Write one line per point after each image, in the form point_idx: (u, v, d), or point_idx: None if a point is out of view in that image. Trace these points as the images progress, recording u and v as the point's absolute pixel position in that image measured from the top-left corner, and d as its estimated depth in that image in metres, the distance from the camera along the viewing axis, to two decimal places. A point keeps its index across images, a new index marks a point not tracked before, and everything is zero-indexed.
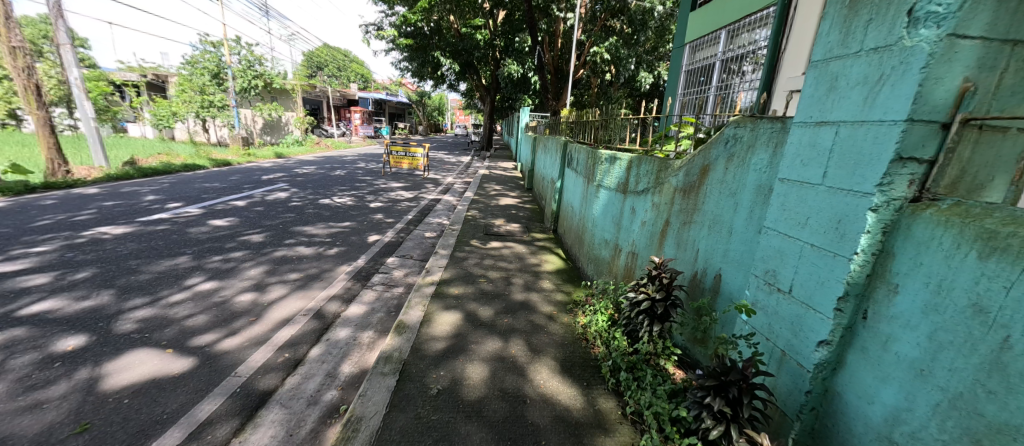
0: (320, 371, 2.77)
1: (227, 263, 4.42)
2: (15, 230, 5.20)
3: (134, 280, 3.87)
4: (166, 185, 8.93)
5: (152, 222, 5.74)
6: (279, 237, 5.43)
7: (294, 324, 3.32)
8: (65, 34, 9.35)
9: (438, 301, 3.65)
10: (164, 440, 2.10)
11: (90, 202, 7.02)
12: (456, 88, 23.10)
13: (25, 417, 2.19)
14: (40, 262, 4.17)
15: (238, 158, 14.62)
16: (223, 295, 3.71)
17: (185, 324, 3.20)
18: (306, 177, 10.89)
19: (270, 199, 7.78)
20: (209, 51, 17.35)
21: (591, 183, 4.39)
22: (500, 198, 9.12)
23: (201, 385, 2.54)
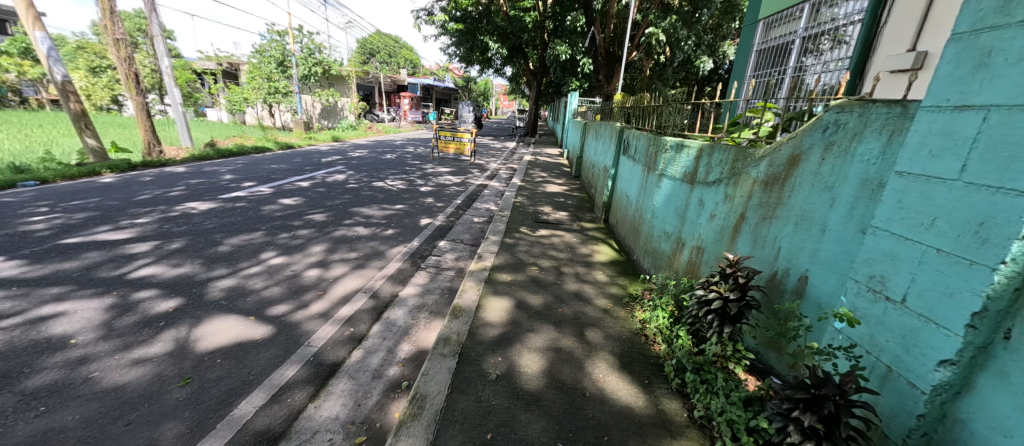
0: (381, 348, 2.89)
1: (294, 240, 4.71)
2: (121, 203, 5.90)
3: (217, 251, 4.24)
4: (241, 165, 9.72)
5: (231, 199, 6.26)
6: (339, 217, 5.72)
7: (356, 302, 3.48)
8: (157, 27, 10.31)
9: (489, 287, 3.67)
10: (249, 400, 2.29)
11: (179, 179, 7.80)
12: (501, 73, 22.87)
13: (137, 369, 2.48)
14: (142, 232, 4.69)
15: (300, 141, 15.61)
16: (293, 269, 3.98)
17: (261, 295, 3.45)
18: (360, 160, 11.39)
19: (329, 180, 8.21)
20: (275, 40, 18.30)
21: (650, 172, 4.19)
22: (546, 185, 8.99)
23: (279, 351, 2.73)
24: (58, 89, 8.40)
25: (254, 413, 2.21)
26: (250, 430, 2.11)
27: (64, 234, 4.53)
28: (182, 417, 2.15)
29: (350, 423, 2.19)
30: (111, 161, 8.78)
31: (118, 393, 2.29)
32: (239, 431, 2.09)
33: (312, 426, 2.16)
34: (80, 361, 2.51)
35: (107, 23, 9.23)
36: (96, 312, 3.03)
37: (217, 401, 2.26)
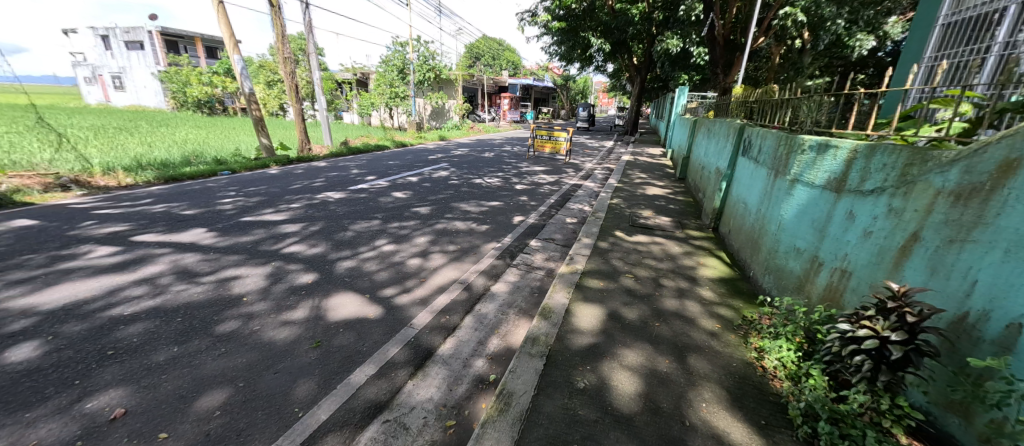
0: (472, 339, 2.97)
1: (403, 230, 5.14)
2: (280, 190, 7.15)
3: (343, 235, 4.84)
4: (365, 161, 11.06)
5: (356, 190, 7.14)
6: (441, 211, 6.11)
7: (452, 292, 3.65)
8: (313, 45, 12.23)
9: (580, 292, 3.53)
10: (362, 371, 2.52)
11: (320, 172, 9.18)
12: (603, 69, 22.13)
13: (286, 328, 2.92)
14: (293, 215, 5.59)
15: (412, 140, 17.19)
16: (400, 256, 4.34)
17: (374, 277, 3.82)
18: (462, 158, 12.07)
19: (435, 176, 8.85)
20: (397, 50, 20.45)
21: (779, 176, 3.57)
22: (646, 187, 8.41)
23: (387, 330, 2.98)
24: (245, 98, 10.49)
25: (366, 382, 2.43)
26: (361, 397, 2.32)
27: (244, 213, 5.61)
28: (311, 376, 2.45)
29: (443, 406, 2.29)
30: (277, 156, 10.73)
31: (271, 345, 2.73)
32: (354, 397, 2.31)
33: (411, 402, 2.31)
34: (246, 316, 3.05)
35: (279, 45, 11.28)
36: (258, 276, 3.72)
37: (337, 368, 2.54)
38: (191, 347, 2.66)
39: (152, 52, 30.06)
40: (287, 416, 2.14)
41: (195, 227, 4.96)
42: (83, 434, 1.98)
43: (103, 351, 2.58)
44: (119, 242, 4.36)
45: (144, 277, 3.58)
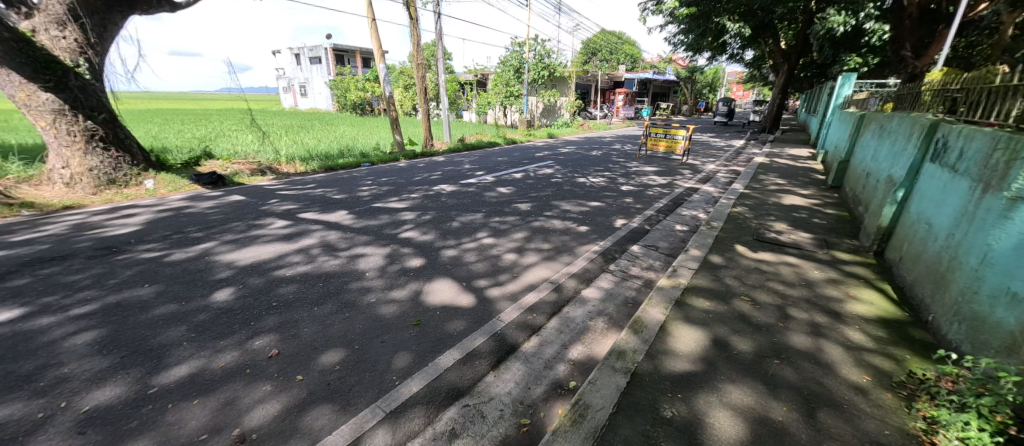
0: (555, 341, 2.74)
1: (503, 225, 5.24)
2: (405, 182, 7.99)
3: (451, 226, 5.03)
4: (477, 157, 11.72)
5: (466, 185, 7.59)
6: (540, 208, 6.09)
7: (539, 291, 3.45)
8: (441, 50, 13.36)
9: (681, 310, 3.15)
10: (449, 355, 2.36)
11: (438, 166, 10.05)
12: (739, 57, 19.52)
13: (394, 305, 2.81)
14: (414, 203, 6.07)
15: (523, 137, 17.69)
16: (497, 250, 4.35)
17: (471, 268, 3.78)
18: (569, 156, 11.96)
19: (539, 173, 8.90)
20: (515, 50, 21.17)
21: (990, 192, 2.64)
22: (782, 195, 7.14)
23: (474, 319, 2.82)
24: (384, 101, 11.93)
25: (453, 365, 2.28)
26: (445, 379, 2.17)
27: (375, 199, 6.35)
28: (409, 350, 2.34)
29: (520, 402, 2.11)
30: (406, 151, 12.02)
31: (380, 317, 2.64)
32: (438, 378, 2.17)
33: (491, 392, 2.14)
34: (359, 274, 3.23)
35: (414, 52, 12.61)
36: (380, 246, 3.96)
37: (429, 347, 2.41)
38: (327, 307, 2.67)
39: (326, 64, 36.99)
40: (384, 384, 2.05)
41: (340, 209, 5.72)
42: (248, 365, 2.10)
43: (263, 305, 2.67)
44: (289, 216, 5.26)
45: (313, 244, 4.02)
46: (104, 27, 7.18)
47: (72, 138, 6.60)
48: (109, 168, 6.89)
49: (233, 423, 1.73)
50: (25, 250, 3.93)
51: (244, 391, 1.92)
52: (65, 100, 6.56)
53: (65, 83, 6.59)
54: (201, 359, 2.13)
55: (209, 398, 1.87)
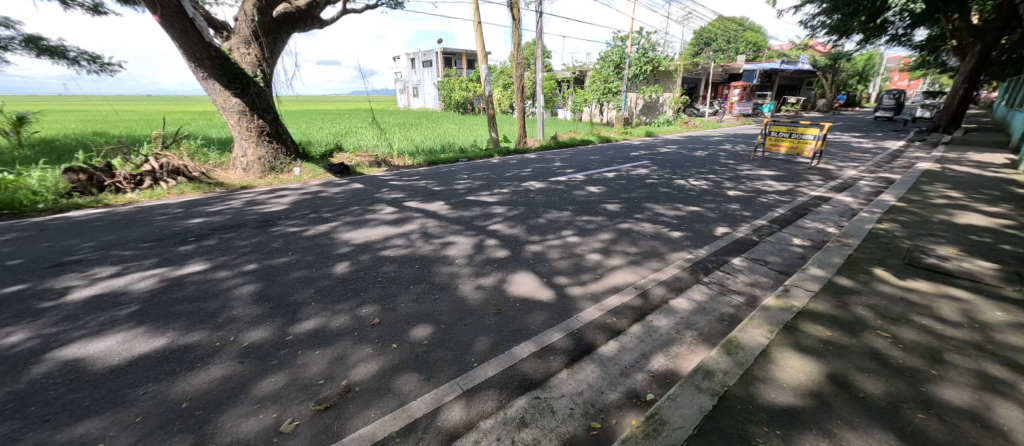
0: (636, 350, 2.21)
1: (589, 223, 4.77)
2: (497, 177, 8.20)
3: (538, 222, 4.77)
4: (569, 155, 11.59)
5: (555, 183, 7.49)
6: (630, 211, 5.39)
7: (625, 294, 2.83)
8: (541, 49, 13.56)
9: (789, 333, 2.41)
10: (525, 346, 2.10)
11: (529, 163, 10.16)
12: (902, 38, 16.01)
13: (478, 290, 2.78)
14: (502, 199, 6.23)
15: (618, 136, 17.04)
16: (579, 250, 3.79)
17: (554, 264, 3.36)
18: (668, 156, 11.13)
19: (633, 173, 8.37)
20: (617, 45, 20.45)
21: None
22: (955, 212, 5.64)
23: (552, 315, 2.46)
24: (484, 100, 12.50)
25: (527, 357, 2.02)
26: (519, 370, 1.92)
27: (469, 193, 6.76)
28: (488, 335, 2.19)
29: (591, 404, 1.75)
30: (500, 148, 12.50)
31: (467, 302, 2.60)
32: (512, 367, 1.92)
33: (564, 388, 1.83)
34: (448, 259, 3.45)
35: (514, 51, 13.06)
36: (469, 236, 4.18)
37: (506, 336, 2.19)
38: (421, 287, 2.83)
39: (435, 67, 40.16)
40: (462, 364, 1.93)
41: (438, 199, 6.24)
42: (357, 328, 2.26)
43: (372, 277, 2.99)
44: (397, 205, 5.92)
45: (415, 230, 4.44)
46: (275, 45, 8.87)
47: (249, 133, 8.28)
48: (272, 157, 8.49)
49: (340, 375, 1.85)
50: (217, 218, 5.05)
51: (350, 349, 2.05)
52: (247, 103, 8.22)
53: (248, 90, 8.25)
54: (325, 317, 2.38)
55: (327, 350, 2.05)
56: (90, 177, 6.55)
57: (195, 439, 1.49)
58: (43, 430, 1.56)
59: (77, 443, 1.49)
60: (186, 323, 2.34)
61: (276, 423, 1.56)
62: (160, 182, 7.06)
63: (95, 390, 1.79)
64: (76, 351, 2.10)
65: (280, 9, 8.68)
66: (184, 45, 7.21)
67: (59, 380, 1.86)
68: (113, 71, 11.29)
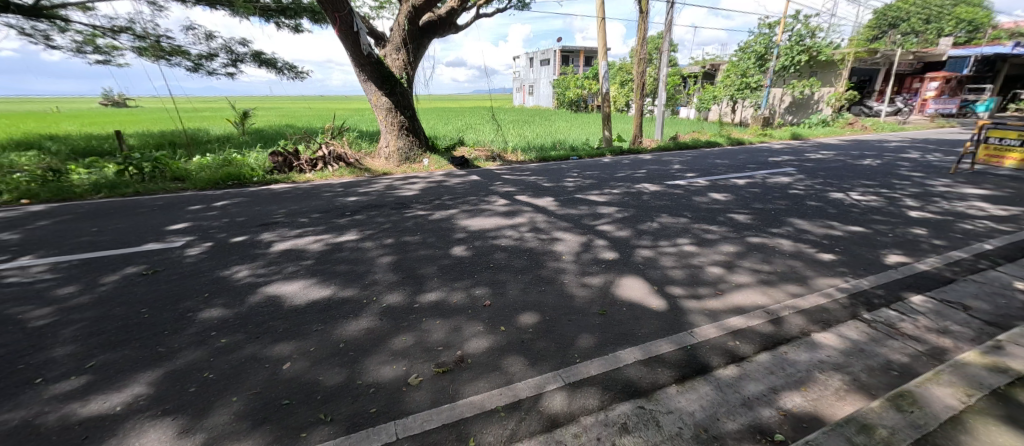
0: (762, 381, 1.83)
1: (710, 231, 4.27)
2: (608, 177, 7.95)
3: (650, 226, 4.49)
4: (691, 158, 10.64)
5: (673, 187, 6.94)
6: (765, 221, 4.71)
7: (754, 318, 2.42)
8: (668, 43, 12.70)
9: (1000, 402, 1.68)
10: (631, 351, 2.01)
11: (645, 164, 9.61)
12: None
13: (585, 288, 2.77)
14: (613, 200, 6.01)
15: (754, 138, 14.99)
16: (699, 260, 3.41)
17: (667, 273, 3.12)
18: (819, 163, 9.38)
19: (771, 181, 7.27)
20: (763, 34, 17.92)
21: None
22: None
23: (662, 325, 2.29)
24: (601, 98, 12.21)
25: (634, 362, 1.93)
26: (624, 373, 1.84)
27: (578, 191, 6.72)
28: (592, 334, 2.17)
29: (702, 428, 1.52)
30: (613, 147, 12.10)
31: (571, 299, 2.62)
32: (617, 370, 1.86)
33: (672, 404, 1.66)
34: (555, 254, 3.51)
35: (638, 47, 12.51)
36: (576, 234, 4.18)
37: (610, 339, 2.13)
38: (528, 277, 2.94)
39: (554, 66, 40.61)
40: (564, 358, 1.94)
41: (548, 195, 6.34)
42: (470, 307, 2.45)
43: (484, 262, 3.21)
44: (508, 198, 6.20)
45: (524, 223, 4.60)
46: (419, 51, 10.08)
47: (393, 127, 9.55)
48: (408, 149, 9.67)
49: (457, 345, 2.04)
50: (364, 198, 5.96)
51: (464, 323, 2.25)
52: (393, 102, 9.47)
53: (395, 90, 9.48)
54: (444, 292, 2.65)
55: (446, 321, 2.28)
56: (285, 160, 8.38)
57: (348, 373, 1.82)
58: (254, 343, 2.08)
59: (273, 358, 1.95)
60: (343, 281, 2.84)
61: (405, 375, 1.80)
62: (327, 165, 8.63)
63: (285, 321, 2.31)
64: (274, 289, 2.73)
65: (426, 18, 9.88)
66: (353, 53, 8.67)
67: (264, 309, 2.45)
68: (303, 76, 14.15)
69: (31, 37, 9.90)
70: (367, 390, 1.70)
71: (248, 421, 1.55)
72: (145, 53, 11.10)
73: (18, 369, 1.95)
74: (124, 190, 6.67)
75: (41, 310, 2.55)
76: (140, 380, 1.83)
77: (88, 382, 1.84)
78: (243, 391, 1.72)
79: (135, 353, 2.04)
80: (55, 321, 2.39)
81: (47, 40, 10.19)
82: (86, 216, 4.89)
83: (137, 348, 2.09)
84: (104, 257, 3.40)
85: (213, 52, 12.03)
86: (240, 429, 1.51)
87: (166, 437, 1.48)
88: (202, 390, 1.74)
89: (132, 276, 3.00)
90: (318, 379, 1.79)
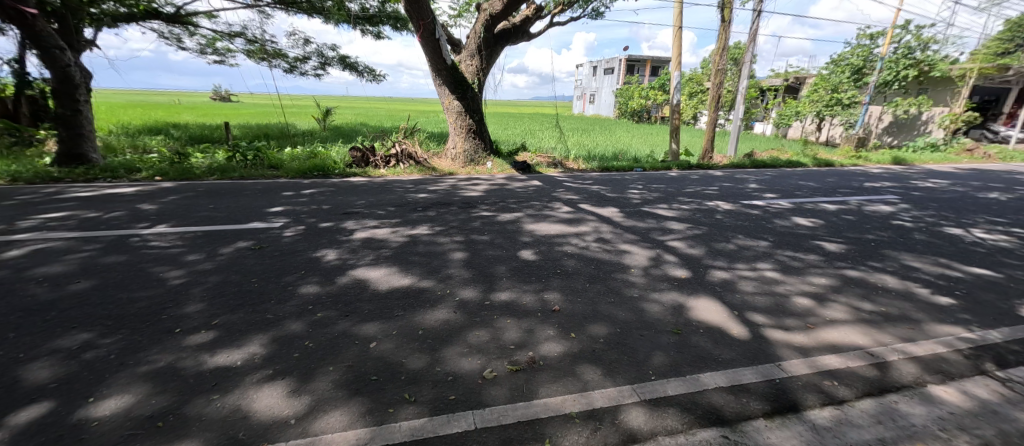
0: (868, 429, 1.64)
1: (796, 258, 3.93)
2: (676, 192, 7.62)
3: (727, 247, 4.22)
4: (769, 177, 9.85)
5: (750, 207, 6.48)
6: (863, 254, 4.18)
7: (855, 359, 2.19)
8: (750, 54, 11.92)
9: None
10: (713, 377, 1.90)
11: (716, 181, 9.07)
12: None
13: (658, 305, 2.68)
14: (682, 215, 5.75)
15: (843, 159, 13.52)
16: (786, 289, 3.14)
17: (748, 298, 2.91)
18: (928, 193, 8.23)
19: (868, 209, 6.51)
20: (862, 45, 16.18)
21: None
22: None
23: (746, 353, 2.15)
24: (670, 109, 11.72)
25: (716, 388, 1.82)
26: (706, 398, 1.75)
27: (644, 204, 6.51)
28: (666, 353, 2.09)
29: None
30: (681, 161, 11.56)
31: (643, 314, 2.54)
32: (698, 394, 1.77)
33: (761, 438, 1.53)
34: (624, 266, 3.43)
35: (716, 58, 11.89)
36: (644, 248, 4.05)
37: (688, 360, 2.04)
38: (598, 287, 2.90)
39: (618, 74, 39.78)
40: (639, 374, 1.89)
41: (612, 206, 6.22)
42: (540, 310, 2.47)
43: (552, 268, 3.22)
44: (571, 205, 6.16)
45: (590, 232, 4.55)
46: (492, 57, 10.40)
47: (461, 130, 9.92)
48: (473, 151, 9.98)
49: (530, 346, 2.07)
50: (433, 195, 6.27)
51: (535, 326, 2.28)
52: (464, 106, 9.85)
53: (466, 95, 9.84)
54: (514, 293, 2.70)
55: (518, 321, 2.32)
56: (362, 155, 9.04)
57: (428, 359, 1.92)
58: (344, 320, 2.28)
59: (362, 336, 2.12)
60: (418, 272, 3.01)
61: (481, 369, 1.86)
62: (399, 163, 9.18)
63: (370, 303, 2.49)
64: (359, 273, 2.95)
65: (501, 26, 10.18)
66: (431, 58, 9.16)
67: (352, 290, 2.67)
68: (380, 79, 15.20)
69: (167, 39, 11.65)
70: (446, 377, 1.79)
71: (343, 391, 1.70)
72: (252, 55, 12.59)
73: (162, 319, 2.32)
74: (232, 174, 7.60)
75: (176, 271, 2.99)
76: (255, 341, 2.08)
77: (214, 336, 2.13)
78: (337, 363, 1.89)
79: (250, 316, 2.33)
80: (187, 282, 2.80)
81: (179, 42, 11.95)
82: (205, 194, 5.65)
83: (251, 312, 2.38)
84: (221, 230, 3.91)
85: (308, 56, 13.33)
86: (337, 396, 1.66)
87: (279, 395, 1.68)
88: (304, 357, 1.94)
89: (243, 249, 3.42)
90: (402, 361, 1.91)
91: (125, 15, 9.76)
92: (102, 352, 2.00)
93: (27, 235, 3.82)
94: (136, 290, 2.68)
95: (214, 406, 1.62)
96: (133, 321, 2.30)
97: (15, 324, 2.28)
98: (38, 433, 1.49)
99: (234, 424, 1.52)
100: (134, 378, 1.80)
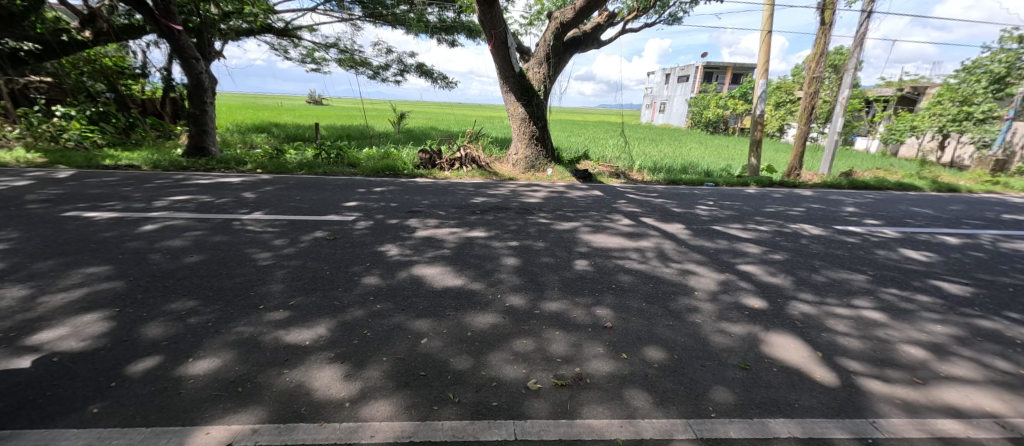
0: None
1: (903, 298, 3.36)
2: (754, 211, 6.96)
3: (814, 277, 3.74)
4: (871, 200, 8.62)
5: (845, 233, 5.71)
6: (999, 301, 3.45)
7: (981, 428, 1.79)
8: (855, 60, 10.56)
9: None
10: (787, 425, 1.68)
11: (804, 202, 8.14)
12: None
13: (724, 334, 2.44)
14: (760, 237, 5.22)
15: (972, 184, 11.38)
16: (887, 333, 2.69)
17: (838, 339, 2.54)
18: None
19: (1006, 246, 5.39)
20: (1006, 50, 13.58)
21: None
22: None
23: (831, 403, 1.87)
24: (752, 120, 10.76)
25: (791, 438, 1.60)
26: None
27: (714, 221, 6.03)
28: (731, 389, 1.89)
29: None
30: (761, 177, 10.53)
31: (707, 342, 2.33)
32: (766, 441, 1.56)
33: None
34: (689, 289, 3.18)
35: (812, 64, 10.73)
36: (714, 270, 3.73)
37: (757, 401, 1.82)
38: (656, 308, 2.71)
39: (694, 83, 37.55)
40: (697, 408, 1.73)
41: (678, 221, 5.86)
42: (591, 325, 2.38)
43: (608, 282, 3.10)
44: (633, 218, 5.90)
45: (652, 248, 4.31)
46: (561, 65, 10.38)
47: (524, 136, 10.00)
48: (535, 158, 10.00)
49: (577, 362, 2.00)
50: (493, 200, 6.38)
51: (585, 341, 2.19)
52: (529, 112, 9.92)
53: (532, 102, 9.92)
54: (566, 305, 2.62)
55: (567, 335, 2.25)
56: (430, 158, 9.50)
57: (473, 362, 1.93)
58: (399, 314, 2.38)
59: (415, 331, 2.19)
60: (473, 274, 3.05)
61: (525, 379, 1.83)
62: (463, 166, 9.50)
63: (424, 300, 2.58)
64: (417, 270, 3.08)
65: (572, 34, 10.13)
66: (502, 66, 9.38)
67: (409, 287, 2.78)
68: (452, 86, 15.90)
69: (276, 50, 13.28)
70: (490, 383, 1.79)
71: (393, 382, 1.77)
72: (342, 63, 13.87)
73: (250, 295, 2.61)
74: (317, 170, 8.40)
75: (265, 254, 3.35)
76: (321, 324, 2.25)
77: (289, 316, 2.34)
78: (390, 354, 1.98)
79: (320, 301, 2.53)
80: (273, 264, 3.12)
81: (285, 52, 13.53)
82: (294, 187, 6.30)
83: (321, 297, 2.58)
84: (303, 220, 4.32)
85: (389, 64, 14.37)
86: (386, 386, 1.73)
87: (336, 377, 1.80)
88: (361, 345, 2.05)
89: (320, 238, 3.74)
90: (449, 360, 1.94)
91: (247, 30, 11.32)
92: (202, 319, 2.30)
93: (158, 213, 4.55)
94: (233, 268, 3.04)
95: (283, 379, 1.78)
96: (227, 294, 2.62)
97: (143, 287, 2.71)
98: (151, 382, 1.75)
99: (296, 398, 1.65)
100: (223, 344, 2.04)
